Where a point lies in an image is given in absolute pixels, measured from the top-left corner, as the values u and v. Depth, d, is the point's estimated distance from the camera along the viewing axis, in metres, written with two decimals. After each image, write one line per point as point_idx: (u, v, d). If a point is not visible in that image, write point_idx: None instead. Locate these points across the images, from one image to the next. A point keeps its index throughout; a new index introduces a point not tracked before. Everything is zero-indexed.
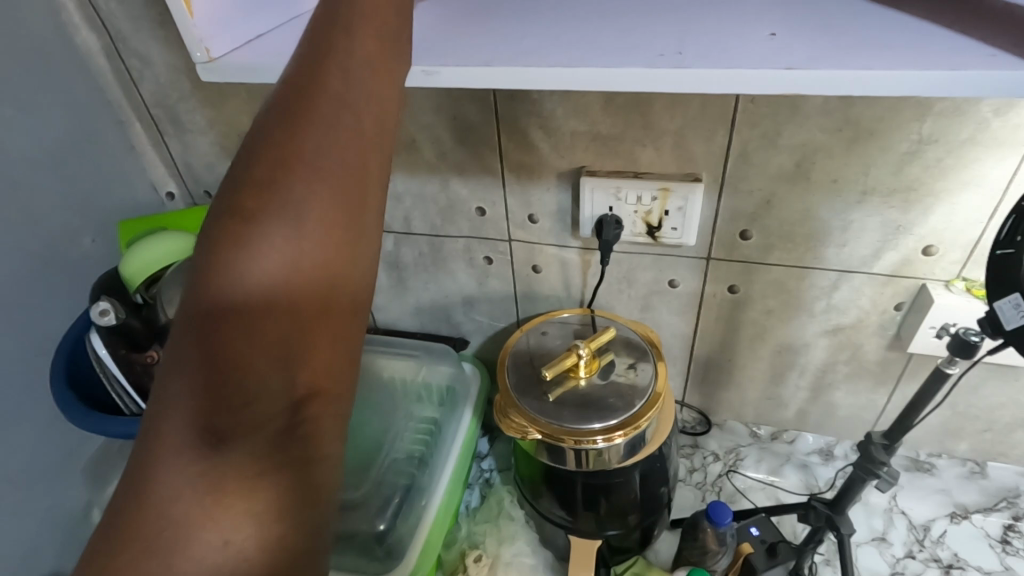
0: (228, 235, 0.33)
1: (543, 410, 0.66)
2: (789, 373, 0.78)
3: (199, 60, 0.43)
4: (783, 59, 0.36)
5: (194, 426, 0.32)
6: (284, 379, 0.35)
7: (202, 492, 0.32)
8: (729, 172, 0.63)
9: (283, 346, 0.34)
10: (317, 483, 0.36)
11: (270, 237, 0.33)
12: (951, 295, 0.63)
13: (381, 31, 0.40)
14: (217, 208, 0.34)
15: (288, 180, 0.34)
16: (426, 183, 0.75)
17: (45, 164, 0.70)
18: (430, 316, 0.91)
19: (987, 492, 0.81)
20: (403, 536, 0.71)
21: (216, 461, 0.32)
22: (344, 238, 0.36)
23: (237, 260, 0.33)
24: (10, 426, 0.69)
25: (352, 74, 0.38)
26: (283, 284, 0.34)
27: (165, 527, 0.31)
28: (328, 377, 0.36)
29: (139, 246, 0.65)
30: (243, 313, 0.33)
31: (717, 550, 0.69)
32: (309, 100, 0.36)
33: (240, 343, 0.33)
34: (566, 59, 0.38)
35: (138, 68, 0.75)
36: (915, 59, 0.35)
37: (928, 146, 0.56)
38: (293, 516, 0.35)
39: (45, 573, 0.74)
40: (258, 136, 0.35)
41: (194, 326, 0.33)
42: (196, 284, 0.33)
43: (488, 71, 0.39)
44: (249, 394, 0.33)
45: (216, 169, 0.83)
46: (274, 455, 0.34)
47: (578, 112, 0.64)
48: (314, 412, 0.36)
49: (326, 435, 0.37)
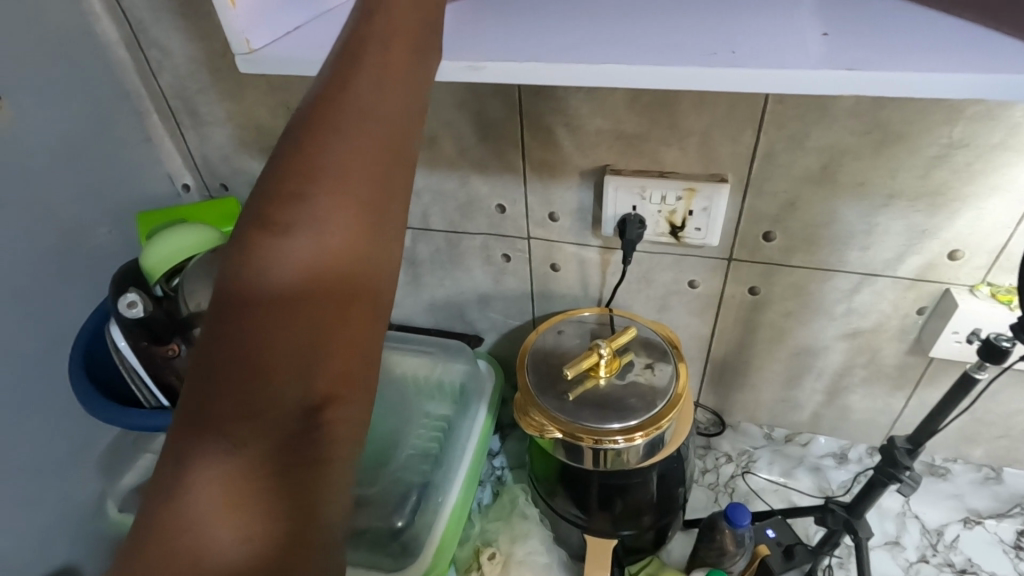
0: (252, 243, 0.33)
1: (562, 409, 0.66)
2: (807, 375, 0.78)
3: (238, 51, 0.43)
4: (842, 58, 0.36)
5: (214, 429, 0.32)
6: (301, 383, 0.33)
7: (218, 495, 0.31)
8: (755, 172, 0.63)
9: (302, 352, 0.33)
10: (335, 490, 0.34)
11: (293, 245, 0.33)
12: (974, 300, 0.63)
13: (408, 38, 0.40)
14: (245, 218, 0.34)
15: (312, 189, 0.35)
16: (446, 179, 0.74)
17: (64, 154, 0.70)
18: (445, 313, 0.90)
19: (999, 498, 0.80)
20: (417, 534, 0.71)
21: (234, 464, 0.31)
22: (366, 247, 0.36)
23: (262, 269, 0.33)
24: (27, 416, 0.69)
25: (377, 82, 0.38)
26: (304, 291, 0.34)
27: (182, 528, 0.30)
28: (347, 382, 0.35)
29: (146, 248, 0.65)
30: (264, 320, 0.33)
31: (735, 552, 0.69)
32: (335, 110, 0.36)
33: (261, 349, 0.32)
34: (622, 54, 0.39)
35: (157, 59, 0.75)
36: (964, 62, 0.34)
37: (958, 149, 0.56)
38: (308, 522, 0.32)
39: (59, 563, 0.75)
40: (284, 146, 0.36)
41: (218, 332, 0.33)
42: (222, 292, 0.33)
43: (534, 67, 0.39)
44: (265, 399, 0.32)
45: (232, 162, 0.83)
46: (289, 458, 0.32)
47: (604, 111, 0.63)
48: (330, 417, 0.34)
49: (344, 442, 0.34)
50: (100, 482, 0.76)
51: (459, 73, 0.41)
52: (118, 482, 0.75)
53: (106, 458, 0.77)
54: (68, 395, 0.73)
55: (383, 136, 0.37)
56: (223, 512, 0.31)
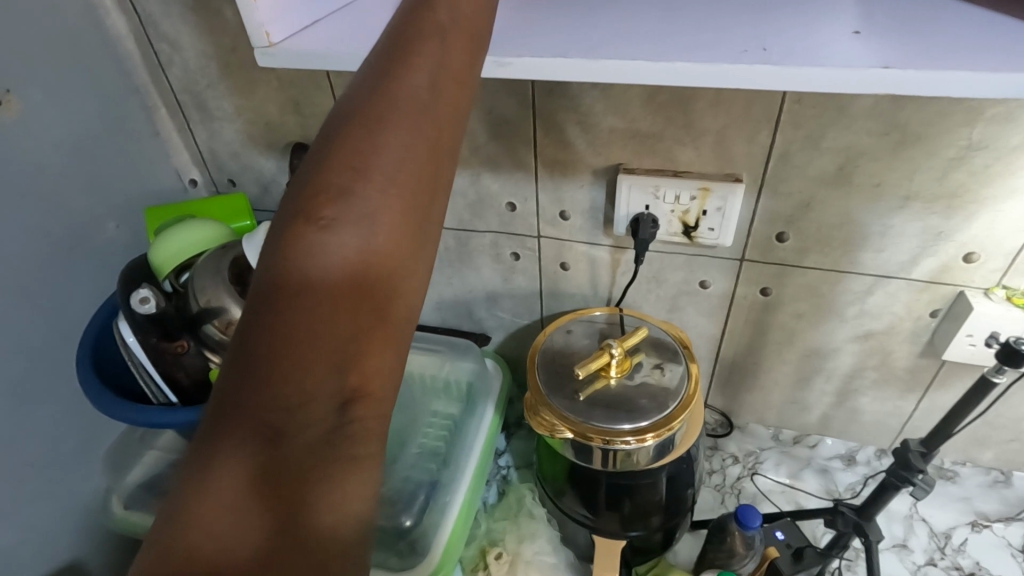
0: (296, 235, 0.31)
1: (574, 409, 0.65)
2: (817, 377, 0.77)
3: (258, 44, 0.42)
4: (876, 57, 0.36)
5: (245, 423, 0.30)
6: (335, 380, 0.31)
7: (247, 492, 0.30)
8: (770, 172, 0.62)
9: (341, 350, 0.31)
10: (361, 493, 0.32)
11: (338, 238, 0.32)
12: (989, 303, 0.63)
13: (460, 34, 0.39)
14: (288, 208, 0.32)
15: (361, 181, 0.33)
16: (456, 177, 0.74)
17: (72, 148, 0.69)
18: (453, 311, 0.90)
19: (1008, 502, 0.80)
20: (426, 532, 0.70)
21: (264, 460, 0.30)
22: (411, 244, 0.34)
23: (306, 262, 0.31)
24: (34, 412, 0.68)
25: (434, 72, 0.36)
26: (346, 286, 0.32)
27: (207, 525, 0.29)
28: (380, 382, 0.33)
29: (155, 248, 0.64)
30: (302, 313, 0.31)
31: (744, 554, 0.68)
32: (385, 103, 0.35)
33: (297, 343, 0.31)
34: (649, 51, 0.38)
35: (166, 53, 0.74)
36: (990, 62, 0.34)
37: (977, 151, 0.56)
38: (330, 523, 0.31)
39: (63, 558, 0.74)
40: (331, 136, 0.34)
41: (254, 324, 0.31)
42: (263, 284, 0.31)
43: (563, 63, 0.39)
44: (298, 395, 0.31)
45: (240, 157, 0.82)
46: (315, 457, 0.31)
47: (619, 109, 0.63)
48: (360, 416, 0.32)
49: (371, 441, 0.33)
50: (105, 479, 0.75)
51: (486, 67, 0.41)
52: (125, 477, 0.74)
53: (112, 453, 0.76)
54: (74, 390, 0.73)
55: (436, 129, 0.36)
56: (250, 510, 0.29)
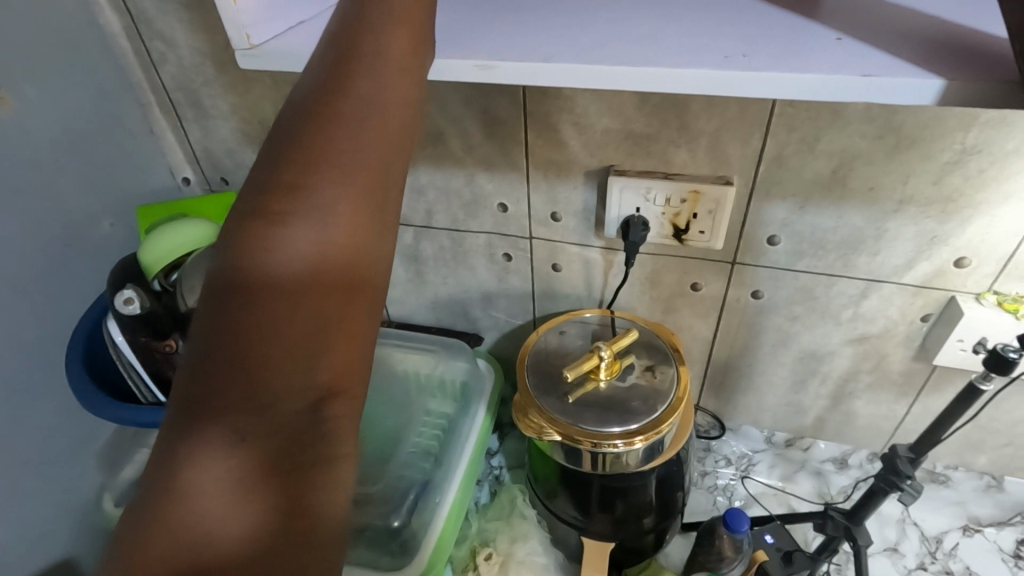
0: (251, 234, 0.33)
1: (563, 411, 0.65)
2: (810, 380, 0.77)
3: (239, 45, 0.43)
4: (855, 66, 0.36)
5: (217, 423, 0.31)
6: (303, 377, 0.33)
7: (225, 491, 0.31)
8: (762, 175, 0.62)
9: (304, 346, 0.33)
10: (343, 488, 0.33)
11: (296, 239, 0.34)
12: (981, 308, 0.62)
13: (408, 28, 0.39)
14: (241, 210, 0.34)
15: (312, 181, 0.34)
16: (451, 177, 0.74)
17: (66, 145, 0.69)
18: (447, 311, 0.90)
19: (1002, 506, 0.80)
20: (416, 533, 0.71)
21: (240, 460, 0.31)
22: (367, 240, 0.36)
23: (263, 260, 0.33)
24: (26, 409, 0.68)
25: (384, 72, 0.38)
26: (304, 282, 0.34)
27: (188, 522, 0.30)
28: (347, 377, 0.35)
29: (152, 241, 0.63)
30: (264, 309, 0.33)
31: (733, 557, 0.68)
32: (335, 103, 0.36)
33: (260, 340, 0.32)
34: (638, 57, 0.38)
35: (160, 51, 0.74)
36: (971, 73, 0.35)
37: (971, 156, 0.55)
38: (315, 519, 0.32)
39: (57, 554, 0.74)
40: (284, 136, 0.35)
41: (215, 320, 0.33)
42: (221, 280, 0.33)
43: (546, 68, 0.39)
44: (268, 392, 0.32)
45: (235, 156, 0.82)
46: (294, 456, 0.32)
47: (613, 111, 0.63)
48: (332, 413, 0.34)
49: (346, 439, 0.34)
50: (98, 475, 0.75)
51: (467, 71, 0.41)
52: (118, 475, 0.74)
53: (106, 450, 0.76)
54: (67, 387, 0.73)
55: (387, 130, 0.37)
56: (228, 510, 0.30)
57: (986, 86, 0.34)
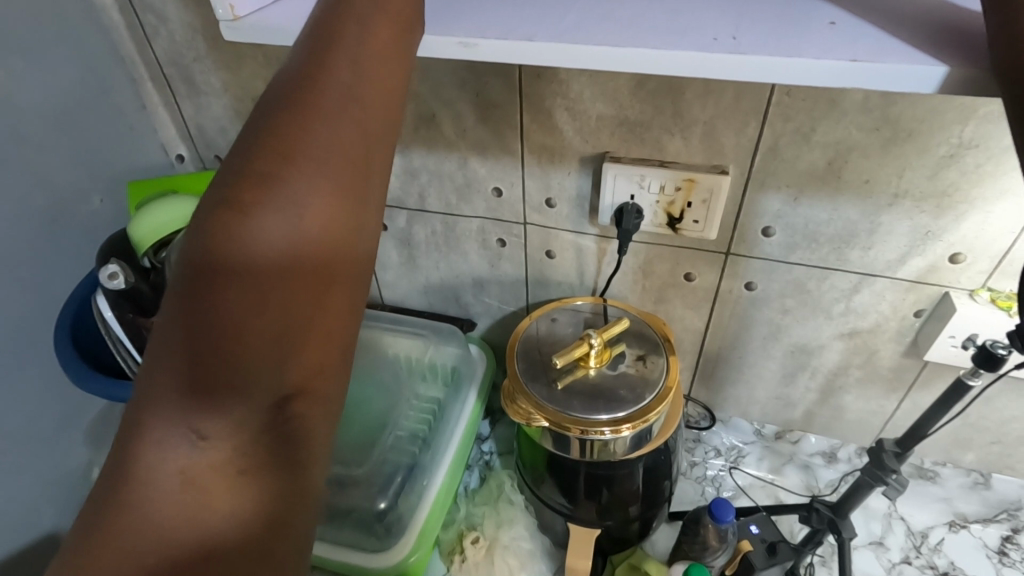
0: (220, 223, 0.31)
1: (551, 398, 0.65)
2: (801, 373, 0.77)
3: (222, 17, 0.42)
4: (847, 50, 0.35)
5: (179, 426, 0.32)
6: (269, 383, 0.33)
7: (184, 493, 0.32)
8: (758, 164, 0.61)
9: (272, 350, 0.33)
10: (304, 486, 0.36)
11: (269, 230, 0.32)
12: (973, 305, 0.62)
13: (389, 20, 0.39)
14: (211, 197, 0.32)
15: (289, 171, 0.34)
16: (444, 160, 0.73)
17: (54, 120, 0.68)
18: (440, 295, 0.89)
19: (988, 503, 0.80)
20: (402, 515, 0.71)
21: (203, 462, 0.32)
22: (344, 235, 0.36)
23: (233, 251, 0.31)
24: (15, 384, 0.69)
25: (364, 67, 0.38)
26: (277, 277, 0.33)
27: (148, 523, 0.31)
28: (317, 377, 0.36)
29: (147, 210, 0.64)
30: (229, 309, 0.32)
31: (717, 546, 0.69)
32: (314, 93, 0.36)
33: (230, 339, 0.32)
34: (624, 38, 0.38)
35: (152, 25, 0.73)
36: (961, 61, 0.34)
37: (968, 150, 0.54)
38: (277, 515, 0.34)
39: (44, 530, 0.75)
40: (260, 125, 0.35)
41: (177, 317, 0.32)
42: (185, 274, 0.32)
43: (530, 46, 0.38)
44: (233, 395, 0.32)
45: (228, 134, 0.81)
46: (261, 457, 0.34)
47: (607, 96, 0.62)
48: (300, 416, 0.35)
49: (312, 440, 0.36)
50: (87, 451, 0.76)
51: (453, 49, 0.40)
52: None
53: None
54: (54, 363, 0.73)
55: (366, 126, 0.38)
56: (191, 509, 0.32)
57: (965, 77, 0.34)
